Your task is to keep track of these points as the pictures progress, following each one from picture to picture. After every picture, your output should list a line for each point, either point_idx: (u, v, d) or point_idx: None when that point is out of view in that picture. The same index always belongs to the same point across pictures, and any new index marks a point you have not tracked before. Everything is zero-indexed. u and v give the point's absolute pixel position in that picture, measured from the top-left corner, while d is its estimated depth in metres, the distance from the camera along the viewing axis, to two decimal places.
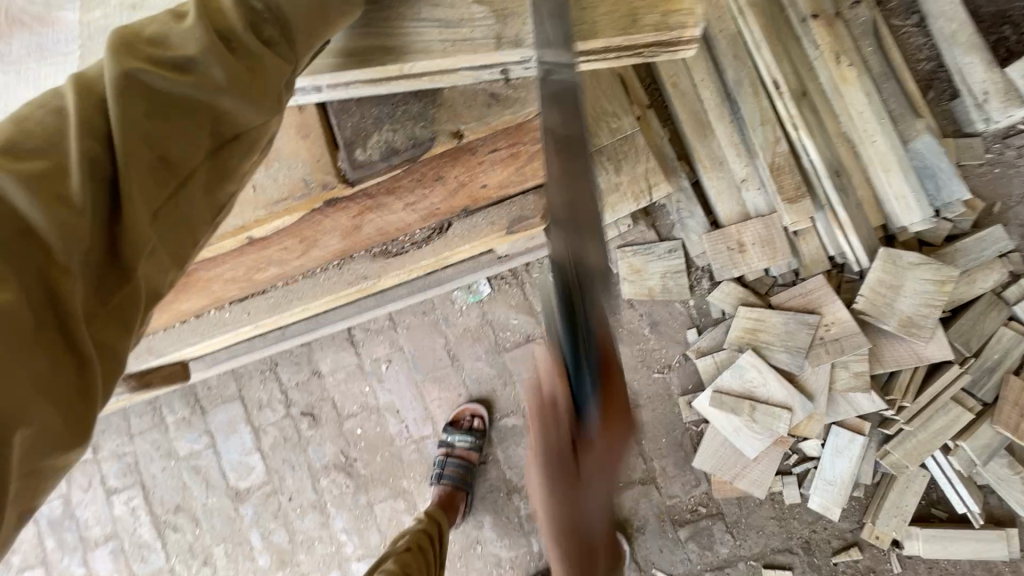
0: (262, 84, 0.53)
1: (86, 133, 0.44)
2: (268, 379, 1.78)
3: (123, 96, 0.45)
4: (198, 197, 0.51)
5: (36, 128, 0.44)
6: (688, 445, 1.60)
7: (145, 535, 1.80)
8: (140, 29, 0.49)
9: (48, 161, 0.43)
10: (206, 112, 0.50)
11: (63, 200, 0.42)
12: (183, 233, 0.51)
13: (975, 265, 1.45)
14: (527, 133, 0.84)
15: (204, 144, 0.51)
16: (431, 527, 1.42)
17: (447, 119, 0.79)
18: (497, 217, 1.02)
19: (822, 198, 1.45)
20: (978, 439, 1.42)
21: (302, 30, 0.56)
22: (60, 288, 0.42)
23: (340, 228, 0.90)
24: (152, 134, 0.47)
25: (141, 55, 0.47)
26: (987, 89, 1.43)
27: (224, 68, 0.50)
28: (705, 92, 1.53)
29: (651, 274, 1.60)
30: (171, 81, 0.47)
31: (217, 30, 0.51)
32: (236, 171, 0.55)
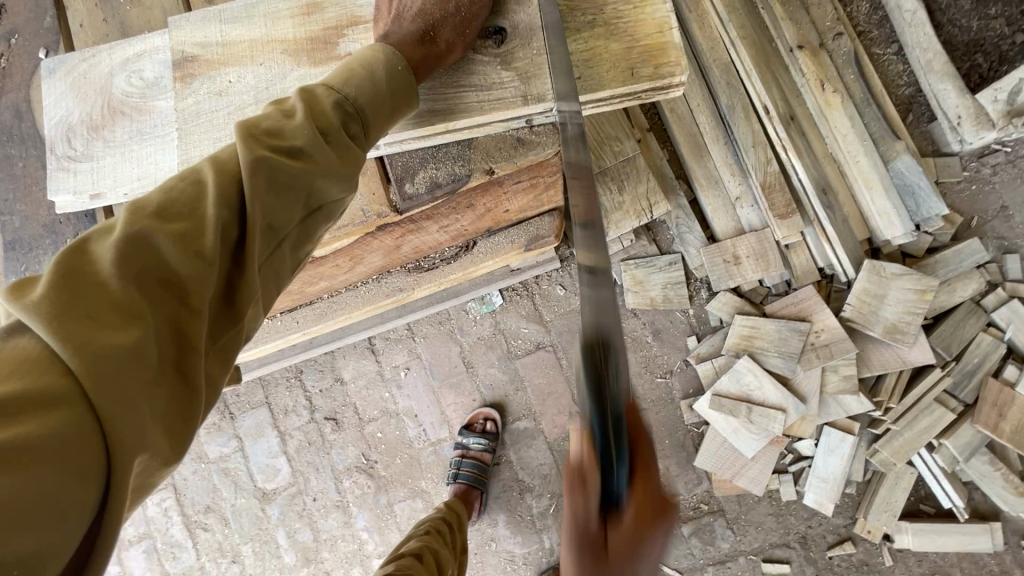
0: (350, 165, 0.70)
1: (221, 204, 0.60)
2: (294, 385, 1.89)
3: (253, 177, 0.61)
4: (287, 253, 0.67)
5: (176, 198, 0.59)
6: (689, 446, 1.70)
7: (177, 534, 1.90)
8: (259, 122, 0.66)
9: (185, 224, 0.58)
10: (305, 190, 0.66)
11: (198, 254, 0.57)
12: (272, 280, 0.66)
13: (955, 275, 1.56)
14: (547, 168, 0.97)
15: (299, 212, 0.66)
16: (450, 513, 1.52)
17: (481, 160, 0.90)
18: (515, 237, 1.15)
19: (812, 215, 1.57)
20: (960, 437, 1.53)
21: (376, 123, 0.72)
22: (188, 324, 0.57)
23: (383, 248, 1.02)
24: (268, 205, 0.62)
25: (265, 146, 0.63)
26: (960, 113, 1.55)
27: (321, 156, 0.67)
28: (700, 117, 1.65)
29: (653, 285, 1.71)
30: (288, 165, 0.64)
31: (319, 126, 0.68)
32: (315, 231, 0.71)
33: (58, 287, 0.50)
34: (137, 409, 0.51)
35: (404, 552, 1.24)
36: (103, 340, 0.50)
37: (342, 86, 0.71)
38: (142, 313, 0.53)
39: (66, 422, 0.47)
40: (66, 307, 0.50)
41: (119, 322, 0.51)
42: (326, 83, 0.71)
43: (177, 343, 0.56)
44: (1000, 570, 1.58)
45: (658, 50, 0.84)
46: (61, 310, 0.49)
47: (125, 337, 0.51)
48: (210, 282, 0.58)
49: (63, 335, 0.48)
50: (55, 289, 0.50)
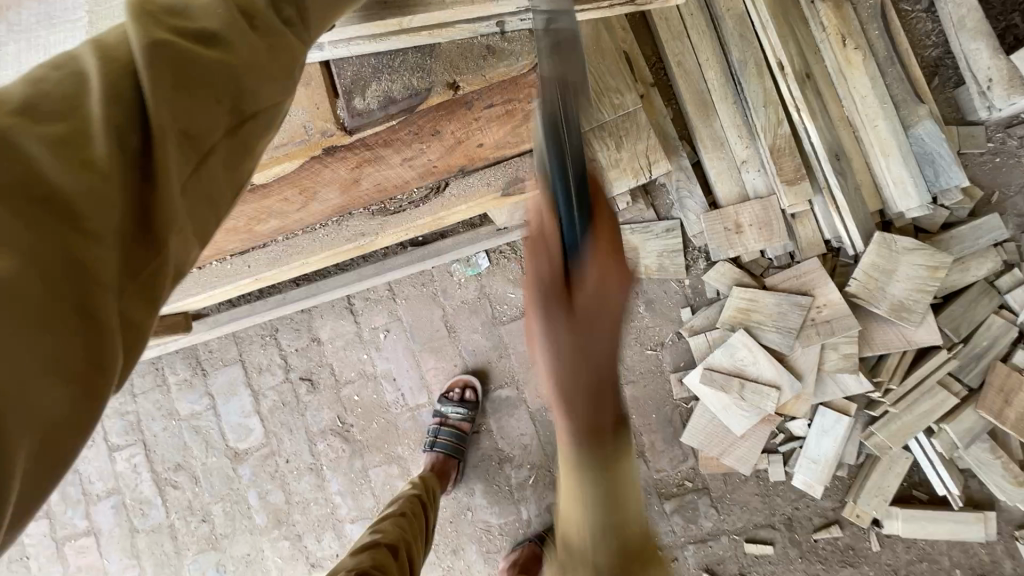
0: (284, 60, 0.54)
1: (109, 95, 0.43)
2: (268, 343, 1.81)
3: (151, 61, 0.44)
4: (220, 173, 0.50)
5: (47, 91, 0.42)
6: (677, 421, 1.64)
7: (146, 491, 1.85)
8: (154, 1, 0.49)
9: (67, 124, 0.42)
10: (230, 85, 0.49)
11: (84, 163, 0.41)
12: (204, 207, 0.49)
13: (970, 253, 1.46)
14: (521, 89, 0.92)
15: (226, 116, 0.50)
16: (424, 492, 1.45)
17: (444, 71, 0.83)
18: (490, 178, 1.03)
19: (821, 181, 1.47)
20: (961, 422, 1.45)
21: (318, 11, 0.59)
22: (82, 253, 0.40)
23: (338, 180, 0.95)
24: (182, 102, 0.46)
25: (165, 26, 0.47)
26: (991, 75, 1.43)
27: (245, 44, 0.51)
28: (709, 72, 1.52)
29: (648, 252, 1.61)
30: (198, 52, 0.47)
31: (239, 8, 0.52)
32: (256, 148, 0.54)
33: None
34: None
35: (378, 539, 1.17)
36: None
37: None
38: (1, 239, 0.36)
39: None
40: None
41: None
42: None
43: (69, 279, 0.39)
44: (990, 560, 1.53)
45: None
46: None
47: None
48: (111, 202, 0.42)
49: None
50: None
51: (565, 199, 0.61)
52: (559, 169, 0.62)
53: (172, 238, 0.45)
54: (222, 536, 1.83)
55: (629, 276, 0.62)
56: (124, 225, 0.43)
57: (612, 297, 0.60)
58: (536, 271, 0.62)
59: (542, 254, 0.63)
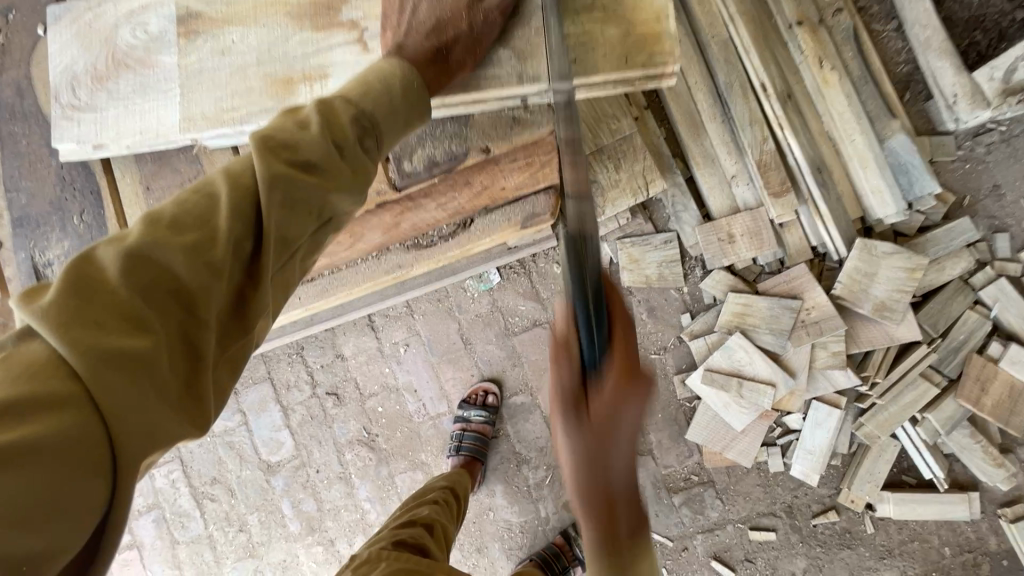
0: (361, 179, 0.71)
1: (233, 214, 0.60)
2: (295, 361, 1.93)
3: (269, 192, 0.61)
4: (296, 266, 0.68)
5: (189, 208, 0.60)
6: (681, 419, 1.76)
7: (185, 504, 1.96)
8: (274, 133, 0.65)
9: (196, 236, 0.58)
10: (319, 204, 0.66)
11: (209, 267, 0.58)
12: (282, 293, 0.68)
13: (944, 255, 1.58)
14: (541, 148, 1.02)
15: (313, 226, 0.67)
16: (458, 484, 1.55)
17: (478, 138, 1.01)
18: (512, 214, 1.14)
19: (806, 193, 1.59)
20: (943, 410, 1.58)
21: (390, 130, 0.74)
22: (198, 336, 0.58)
23: (381, 225, 1.08)
24: (282, 221, 0.63)
25: (281, 159, 0.63)
26: (956, 91, 1.55)
27: (336, 173, 0.67)
28: (698, 95, 1.65)
29: (649, 263, 1.74)
30: (301, 181, 0.64)
31: (336, 141, 0.67)
32: (323, 245, 0.72)
33: (72, 292, 0.53)
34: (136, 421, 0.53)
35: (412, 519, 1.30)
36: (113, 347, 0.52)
37: (359, 99, 0.72)
38: (152, 324, 0.55)
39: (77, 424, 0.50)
40: (75, 316, 0.52)
41: (123, 332, 0.53)
42: (344, 95, 0.72)
43: (187, 356, 0.58)
44: (977, 537, 1.65)
45: (653, 39, 0.89)
46: (71, 319, 0.52)
47: (134, 347, 0.53)
48: (220, 297, 0.60)
49: (73, 342, 0.51)
50: (71, 295, 0.53)
51: (586, 315, 0.68)
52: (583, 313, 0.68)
53: (256, 322, 0.64)
54: (259, 544, 1.95)
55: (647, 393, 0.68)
56: (225, 313, 0.61)
57: (625, 419, 0.67)
58: (559, 376, 0.72)
59: (567, 360, 0.71)
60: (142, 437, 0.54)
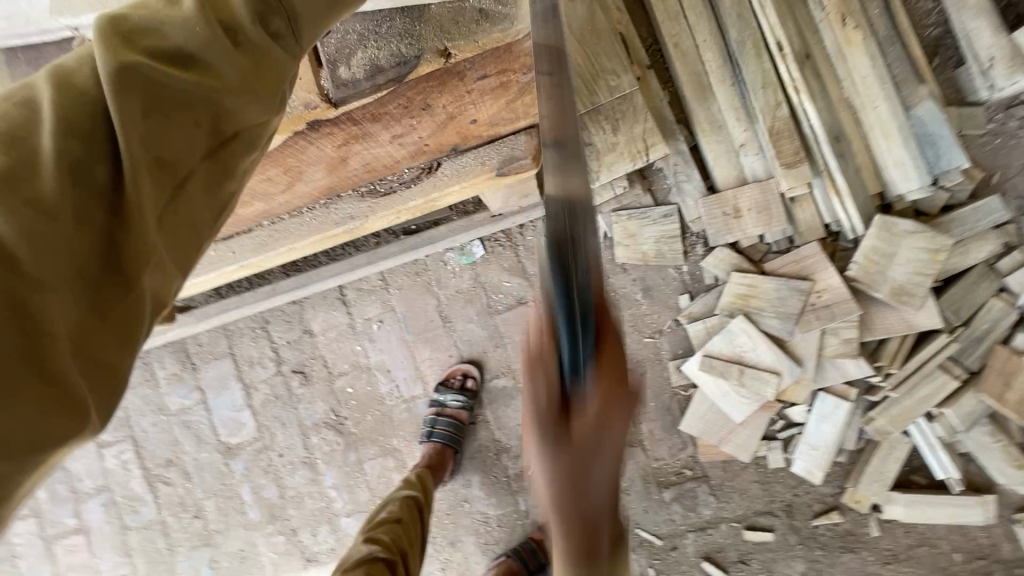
0: (268, 79, 0.56)
1: (66, 134, 0.44)
2: (259, 336, 1.77)
3: (122, 94, 0.46)
4: (197, 195, 0.53)
5: (2, 124, 0.43)
6: (676, 409, 1.62)
7: (137, 487, 1.81)
8: (130, 15, 0.50)
9: (13, 159, 0.42)
10: (206, 107, 0.52)
11: (35, 204, 0.42)
12: (179, 236, 0.52)
13: (969, 236, 1.44)
14: (515, 56, 0.93)
15: (202, 141, 0.52)
16: (421, 494, 1.42)
17: (433, 36, 0.87)
18: (485, 157, 1.03)
19: (820, 163, 1.44)
20: (961, 406, 1.44)
21: (308, 18, 0.59)
22: (35, 302, 0.42)
23: (326, 158, 0.98)
24: (151, 131, 0.48)
25: (139, 48, 0.49)
26: (993, 54, 1.40)
27: (229, 65, 0.53)
28: (706, 53, 1.49)
29: (645, 238, 1.59)
30: (172, 75, 0.49)
31: (220, 22, 0.53)
32: (237, 166, 0.58)
33: None
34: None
35: (376, 553, 1.14)
36: None
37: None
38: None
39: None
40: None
41: None
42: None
43: (21, 331, 0.41)
44: (989, 544, 1.53)
45: None
46: None
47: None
48: (65, 247, 0.43)
49: None
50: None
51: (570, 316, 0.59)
52: (564, 292, 0.59)
53: (142, 275, 0.48)
54: (215, 532, 1.80)
55: (629, 414, 0.62)
56: (84, 263, 0.45)
57: (608, 442, 0.60)
58: (533, 392, 0.62)
59: (539, 378, 0.62)
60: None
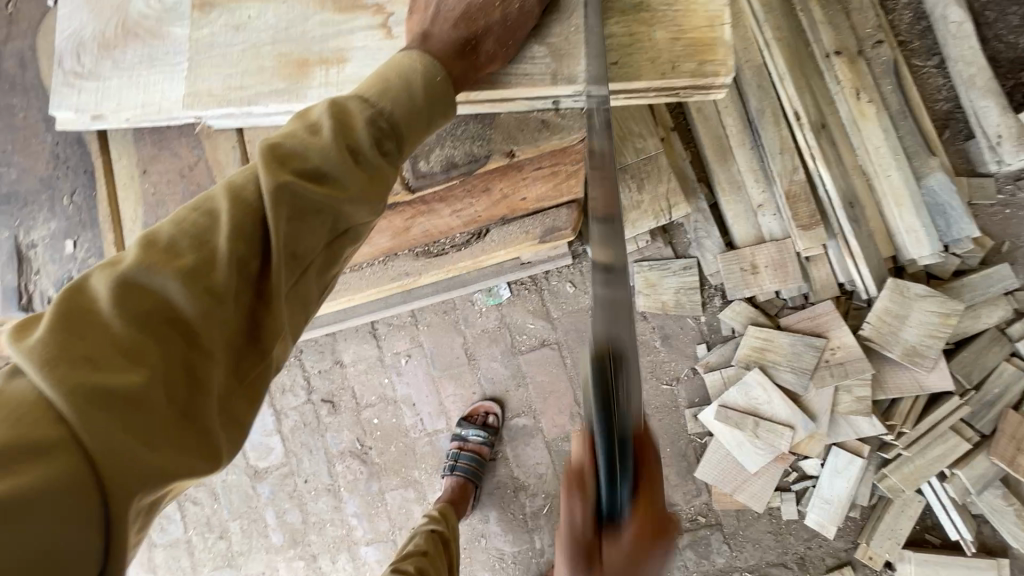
0: (378, 189, 0.64)
1: (235, 238, 0.53)
2: (292, 364, 1.86)
3: (275, 207, 0.54)
4: (314, 285, 0.61)
5: (189, 228, 0.53)
6: (691, 456, 1.67)
7: (166, 505, 1.89)
8: (280, 144, 0.59)
9: (193, 256, 0.51)
10: (332, 217, 0.60)
11: (212, 290, 0.51)
12: (300, 312, 0.60)
13: (980, 301, 1.50)
14: (568, 156, 0.99)
15: (324, 239, 0.60)
16: (445, 529, 1.48)
17: (501, 140, 0.93)
18: (528, 227, 1.18)
19: (836, 227, 1.51)
20: (974, 469, 1.47)
21: (410, 137, 0.68)
22: (207, 371, 0.51)
23: (391, 228, 1.08)
24: (294, 237, 0.56)
25: (289, 170, 0.57)
26: (1001, 132, 1.49)
27: (350, 182, 0.61)
28: (727, 119, 1.59)
29: (666, 288, 1.66)
30: (311, 193, 0.57)
31: (348, 144, 0.62)
32: (341, 259, 0.65)
33: (57, 327, 0.45)
34: (136, 483, 0.45)
35: None
36: (91, 388, 0.44)
37: (377, 97, 0.66)
38: (146, 358, 0.47)
39: (56, 493, 0.41)
40: (57, 355, 0.44)
41: (111, 366, 0.45)
42: (361, 95, 0.66)
43: (195, 395, 0.50)
44: None
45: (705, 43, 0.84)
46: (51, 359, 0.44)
47: (128, 385, 0.45)
48: (228, 326, 0.53)
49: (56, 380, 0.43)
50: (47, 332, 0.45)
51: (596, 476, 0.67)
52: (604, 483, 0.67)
53: (274, 347, 0.57)
54: (238, 554, 1.86)
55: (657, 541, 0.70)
56: (236, 338, 0.54)
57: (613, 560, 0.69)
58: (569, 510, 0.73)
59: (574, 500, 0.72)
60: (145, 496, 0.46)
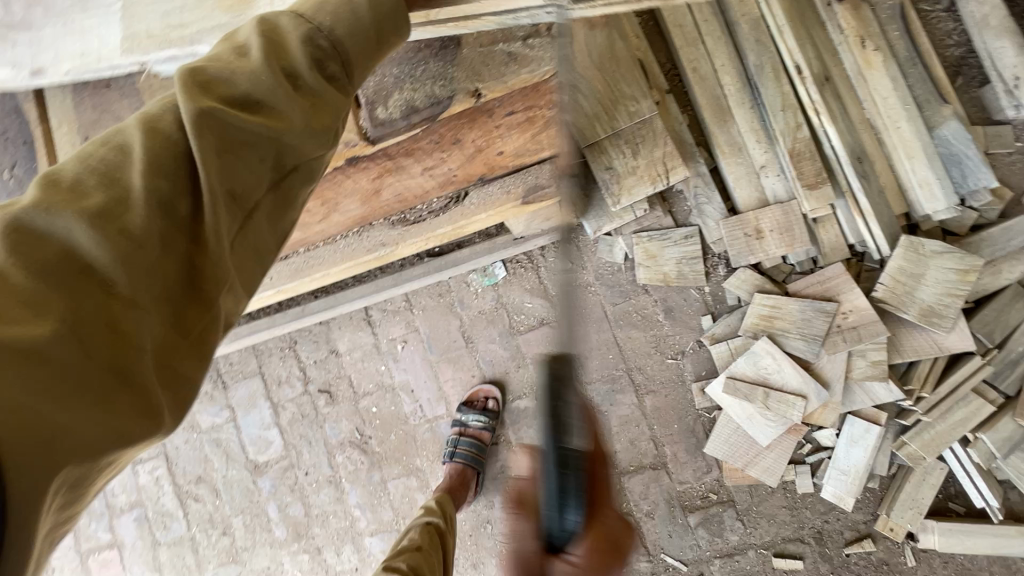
0: (323, 114, 0.60)
1: (152, 171, 0.50)
2: (287, 356, 1.82)
3: (199, 133, 0.51)
4: (262, 226, 0.58)
5: (96, 167, 0.49)
6: (699, 431, 1.61)
7: (168, 504, 1.86)
8: (203, 68, 0.55)
9: (105, 197, 0.48)
10: (270, 146, 0.56)
11: (126, 232, 0.48)
12: (250, 260, 0.58)
13: (1002, 256, 1.42)
14: (542, 95, 0.97)
15: (267, 174, 0.57)
16: (442, 521, 1.43)
17: (467, 78, 0.93)
18: (510, 186, 1.13)
19: (843, 184, 1.44)
20: (999, 432, 1.40)
21: (357, 60, 0.62)
22: (128, 319, 0.48)
23: (360, 190, 1.06)
24: (224, 170, 0.53)
25: (213, 97, 0.53)
26: (1017, 74, 1.41)
27: (290, 108, 0.57)
28: (725, 77, 1.50)
29: (667, 259, 1.59)
30: (242, 118, 0.54)
31: (281, 67, 0.58)
32: (295, 199, 0.61)
33: None
34: (44, 439, 0.42)
35: None
36: None
37: (310, 13, 0.60)
38: (53, 310, 0.44)
39: None
40: None
41: (7, 318, 0.43)
42: (293, 11, 0.60)
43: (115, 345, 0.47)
44: None
45: None
46: None
47: (31, 334, 0.43)
48: (151, 271, 0.49)
49: None
50: None
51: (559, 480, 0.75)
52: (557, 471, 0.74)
53: (216, 296, 0.54)
54: (243, 549, 1.84)
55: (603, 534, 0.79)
56: (169, 286, 0.51)
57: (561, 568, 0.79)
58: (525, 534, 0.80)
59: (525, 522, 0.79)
60: (60, 463, 0.43)
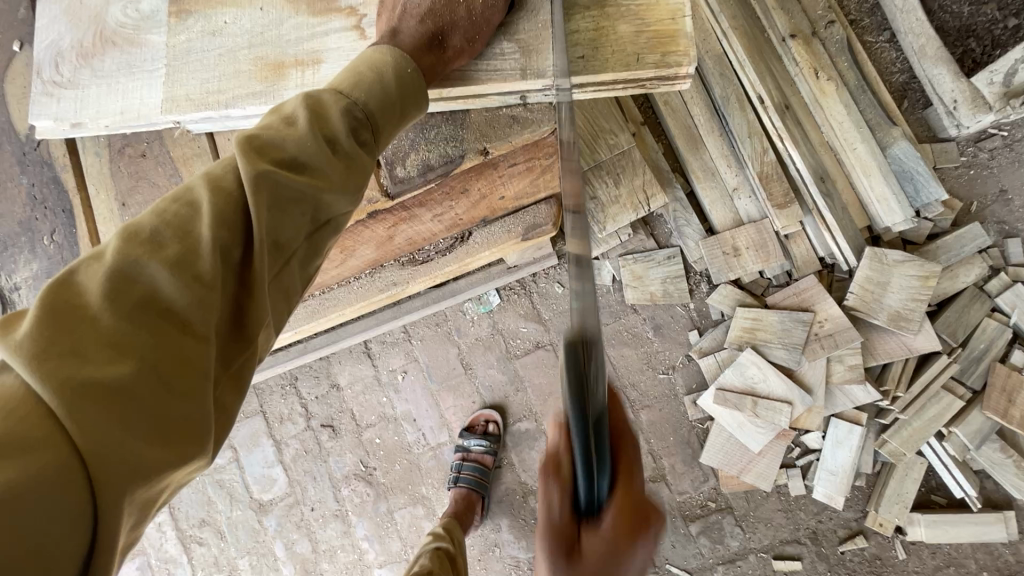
0: (356, 177, 0.68)
1: (217, 225, 0.56)
2: (289, 393, 1.85)
3: (256, 192, 0.58)
4: (296, 272, 0.64)
5: (171, 219, 0.55)
6: (694, 442, 1.68)
7: (172, 550, 1.85)
8: (258, 134, 0.63)
9: (179, 248, 0.54)
10: (313, 202, 0.63)
11: (198, 279, 0.54)
12: (281, 305, 0.63)
13: (956, 262, 1.54)
14: (542, 149, 1.05)
15: (306, 225, 0.63)
16: (451, 545, 1.46)
17: (475, 139, 0.99)
18: (511, 225, 1.21)
19: (809, 202, 1.54)
20: (969, 424, 1.51)
21: (385, 126, 0.73)
22: (195, 355, 0.53)
23: (375, 238, 1.12)
24: (272, 222, 0.59)
25: (268, 160, 0.61)
26: (955, 97, 1.54)
27: (331, 170, 0.65)
28: (695, 110, 1.62)
29: (652, 280, 1.69)
30: (291, 178, 0.61)
31: (323, 134, 0.66)
32: (326, 247, 0.68)
33: (44, 320, 0.48)
34: (126, 466, 0.48)
35: None
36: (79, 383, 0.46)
37: (350, 88, 0.70)
38: (137, 350, 0.50)
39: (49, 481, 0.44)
40: (46, 347, 0.47)
41: (98, 358, 0.48)
42: (334, 87, 0.70)
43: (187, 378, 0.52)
44: (1016, 560, 1.55)
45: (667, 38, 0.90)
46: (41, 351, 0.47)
47: (117, 374, 0.48)
48: (214, 312, 0.55)
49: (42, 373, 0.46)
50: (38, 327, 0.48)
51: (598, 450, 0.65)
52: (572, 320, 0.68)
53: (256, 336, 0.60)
54: None
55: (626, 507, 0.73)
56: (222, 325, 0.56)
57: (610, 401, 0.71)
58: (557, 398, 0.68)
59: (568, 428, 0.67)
60: (136, 489, 0.48)
